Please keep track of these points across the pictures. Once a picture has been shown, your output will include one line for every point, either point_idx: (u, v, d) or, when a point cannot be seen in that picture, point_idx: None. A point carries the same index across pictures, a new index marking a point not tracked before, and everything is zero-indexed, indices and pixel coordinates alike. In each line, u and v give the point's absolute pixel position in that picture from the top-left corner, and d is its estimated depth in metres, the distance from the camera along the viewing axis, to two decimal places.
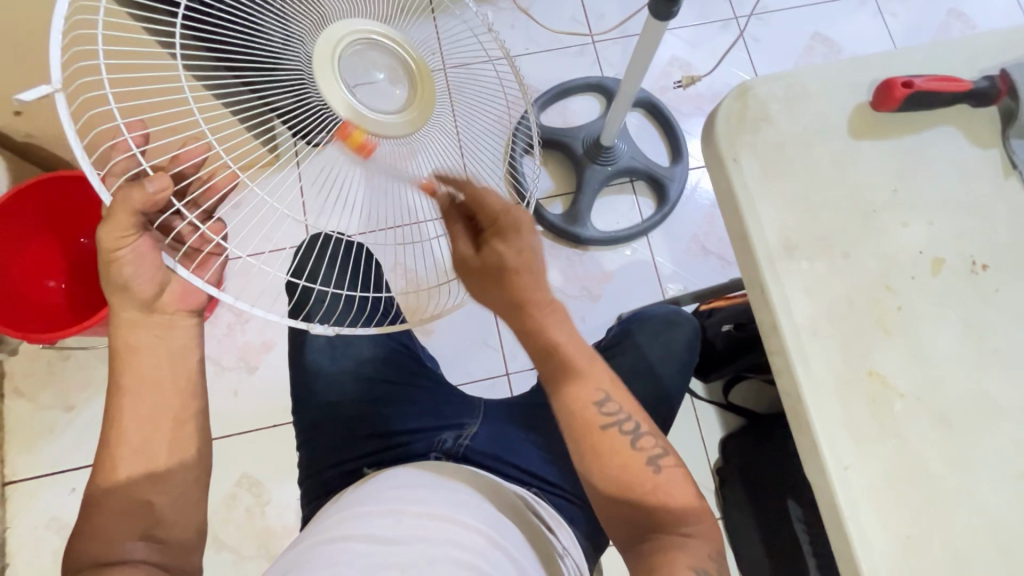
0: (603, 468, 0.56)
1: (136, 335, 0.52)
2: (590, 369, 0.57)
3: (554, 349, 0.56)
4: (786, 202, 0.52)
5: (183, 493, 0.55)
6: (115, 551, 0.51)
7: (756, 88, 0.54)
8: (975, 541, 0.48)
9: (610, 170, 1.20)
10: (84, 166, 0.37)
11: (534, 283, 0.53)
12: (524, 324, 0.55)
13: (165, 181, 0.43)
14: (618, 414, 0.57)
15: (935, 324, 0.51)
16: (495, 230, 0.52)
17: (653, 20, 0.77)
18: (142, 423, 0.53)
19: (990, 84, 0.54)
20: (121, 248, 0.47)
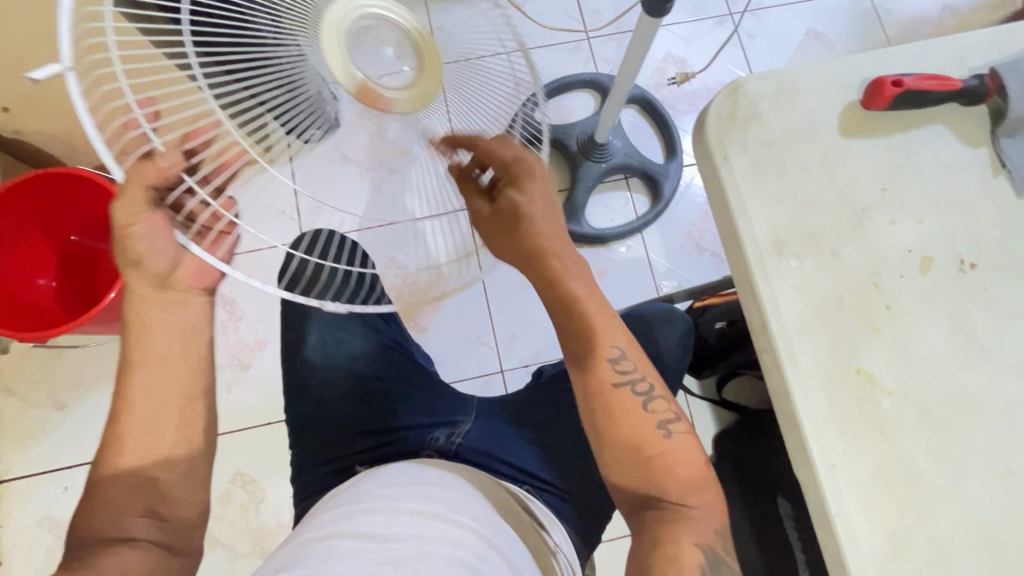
0: (615, 426, 0.57)
1: (153, 310, 0.51)
2: (605, 326, 0.58)
3: (574, 302, 0.57)
4: (776, 200, 0.52)
5: (187, 474, 0.55)
6: (121, 525, 0.52)
7: (747, 85, 0.54)
8: (960, 538, 0.48)
9: (605, 167, 1.20)
10: (96, 147, 0.36)
11: (554, 231, 0.57)
12: (547, 275, 0.57)
13: (178, 157, 0.42)
14: (631, 372, 0.57)
15: (923, 323, 0.52)
16: (510, 178, 0.53)
17: (645, 16, 0.76)
18: (154, 404, 0.52)
19: (979, 83, 0.54)
20: (132, 225, 0.45)
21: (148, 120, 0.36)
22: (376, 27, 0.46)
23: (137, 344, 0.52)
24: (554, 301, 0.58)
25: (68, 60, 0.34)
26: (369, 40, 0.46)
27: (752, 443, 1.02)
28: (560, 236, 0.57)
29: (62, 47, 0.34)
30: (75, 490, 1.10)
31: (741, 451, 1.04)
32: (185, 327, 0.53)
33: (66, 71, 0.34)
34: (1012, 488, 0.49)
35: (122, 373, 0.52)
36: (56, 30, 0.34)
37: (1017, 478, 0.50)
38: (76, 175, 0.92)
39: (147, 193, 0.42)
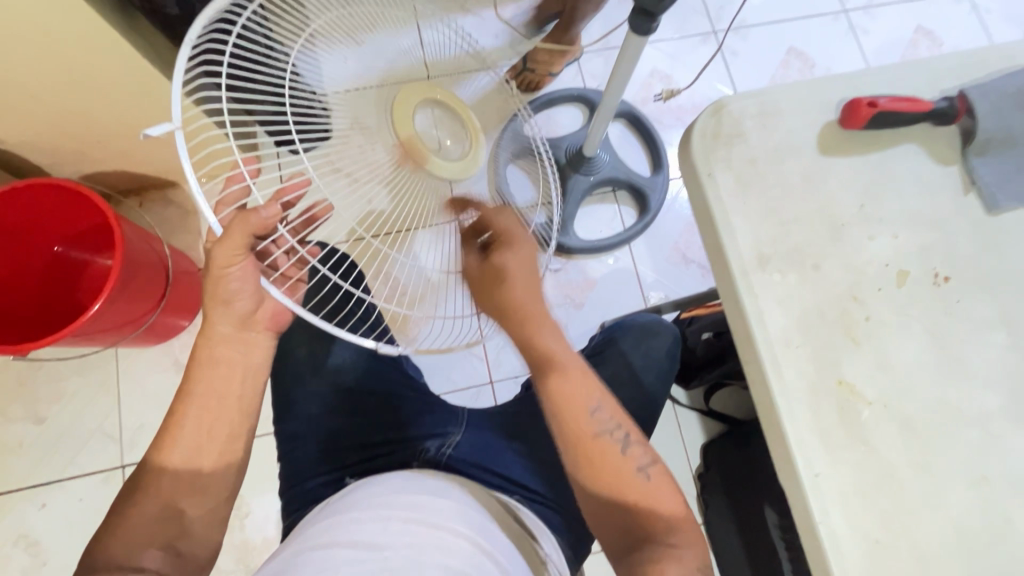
0: (595, 474, 0.60)
1: (223, 349, 0.58)
2: (585, 381, 0.63)
3: (552, 357, 0.64)
4: (760, 216, 0.54)
5: (209, 511, 0.58)
6: (136, 556, 0.53)
7: (730, 105, 0.56)
8: (940, 545, 0.49)
9: (593, 179, 1.22)
10: (197, 192, 0.43)
11: (528, 295, 0.63)
12: (524, 334, 0.64)
13: (277, 209, 0.49)
14: (607, 422, 0.62)
15: (901, 335, 0.53)
16: (504, 241, 0.61)
17: (632, 36, 0.79)
18: (203, 431, 0.58)
19: (950, 104, 0.56)
20: (230, 268, 0.52)
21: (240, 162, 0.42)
22: (434, 113, 0.54)
23: (195, 374, 0.58)
24: (534, 360, 0.64)
25: (180, 121, 0.43)
26: (426, 120, 0.54)
27: (739, 454, 1.03)
28: (536, 300, 0.64)
29: (176, 110, 0.42)
30: (52, 507, 1.07)
31: (729, 461, 1.05)
32: (245, 365, 0.60)
33: (176, 130, 0.43)
34: (989, 495, 0.51)
35: (176, 398, 0.58)
36: (172, 98, 0.43)
37: (993, 486, 0.51)
38: (55, 186, 0.91)
39: (247, 240, 0.50)
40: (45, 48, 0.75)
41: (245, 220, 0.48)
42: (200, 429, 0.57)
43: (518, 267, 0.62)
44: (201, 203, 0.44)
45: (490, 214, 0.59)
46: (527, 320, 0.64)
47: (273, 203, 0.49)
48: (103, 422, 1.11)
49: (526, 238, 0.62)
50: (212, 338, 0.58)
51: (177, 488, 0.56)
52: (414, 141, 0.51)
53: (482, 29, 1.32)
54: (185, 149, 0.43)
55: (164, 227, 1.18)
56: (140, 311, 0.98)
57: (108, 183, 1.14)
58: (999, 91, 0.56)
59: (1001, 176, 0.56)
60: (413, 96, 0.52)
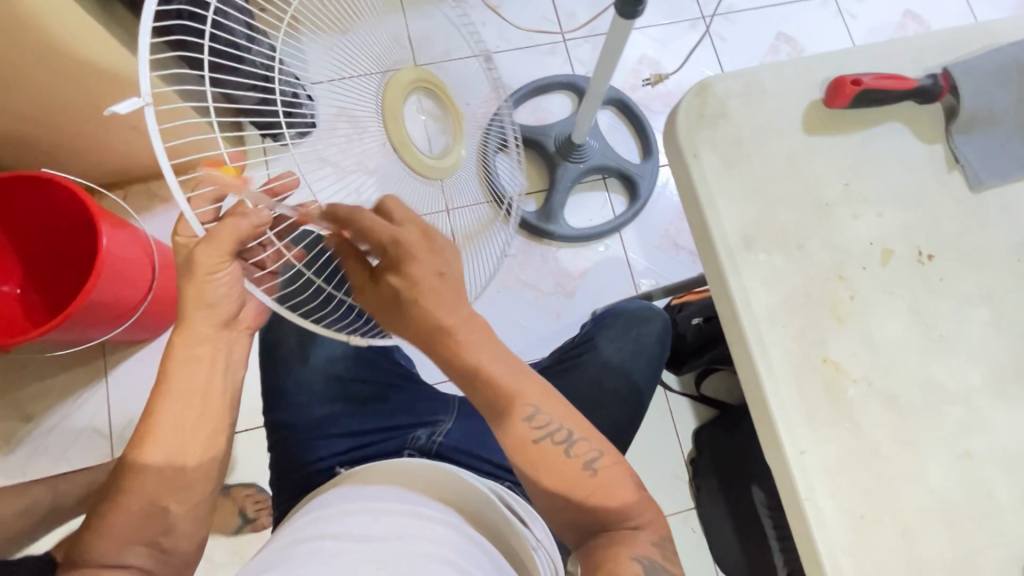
0: (535, 466, 0.57)
1: (199, 347, 0.57)
2: (519, 387, 0.57)
3: (480, 379, 0.57)
4: (745, 197, 0.54)
5: (193, 508, 0.57)
6: (120, 552, 0.54)
7: (715, 85, 0.55)
8: (923, 518, 0.50)
9: (582, 167, 1.21)
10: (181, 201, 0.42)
11: (445, 308, 0.55)
12: (442, 355, 0.56)
13: (268, 215, 0.49)
14: (549, 424, 0.57)
15: (885, 312, 0.54)
16: (392, 260, 0.54)
17: (619, 19, 0.78)
18: (185, 425, 0.56)
19: (934, 82, 0.56)
20: (216, 273, 0.53)
21: (231, 168, 0.42)
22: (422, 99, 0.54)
23: (173, 369, 0.56)
24: (458, 379, 0.58)
25: (148, 95, 0.39)
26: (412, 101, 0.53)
27: (729, 436, 1.05)
28: (455, 309, 0.56)
29: (143, 83, 0.38)
30: None
31: (720, 446, 1.06)
32: (229, 359, 0.59)
33: (147, 105, 0.39)
34: (972, 471, 0.51)
35: (155, 392, 0.57)
36: (139, 68, 0.38)
37: (975, 461, 0.52)
38: (36, 179, 0.90)
39: (234, 244, 0.50)
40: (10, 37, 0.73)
41: (233, 226, 0.49)
42: (179, 426, 0.56)
43: (426, 277, 0.54)
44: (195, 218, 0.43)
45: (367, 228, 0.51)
46: (448, 335, 0.55)
47: (261, 207, 0.50)
48: (90, 419, 1.10)
49: (416, 246, 0.53)
50: (192, 337, 0.57)
51: (162, 485, 0.55)
52: (394, 108, 0.51)
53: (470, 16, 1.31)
54: (158, 130, 0.39)
55: (149, 220, 1.17)
56: (131, 295, 0.97)
57: (91, 176, 1.12)
58: (983, 68, 0.56)
59: (985, 153, 0.56)
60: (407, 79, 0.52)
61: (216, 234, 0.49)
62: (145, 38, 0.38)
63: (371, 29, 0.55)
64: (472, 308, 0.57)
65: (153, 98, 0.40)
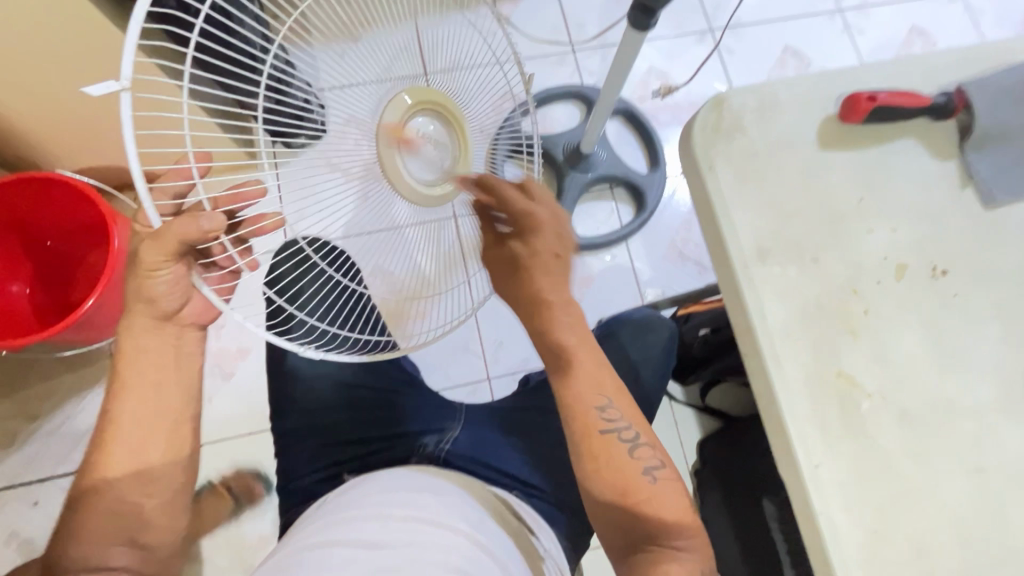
0: (597, 470, 0.58)
1: (145, 340, 0.56)
2: (593, 372, 0.60)
3: (564, 350, 0.59)
4: (759, 210, 0.54)
5: (167, 499, 0.57)
6: (98, 555, 0.54)
7: (730, 99, 0.56)
8: (937, 534, 0.50)
9: (589, 177, 1.22)
10: (143, 202, 0.40)
11: (551, 284, 0.58)
12: (536, 324, 0.59)
13: (219, 220, 0.48)
14: (618, 421, 0.59)
15: (898, 327, 0.54)
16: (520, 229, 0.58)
17: (632, 31, 0.78)
18: (145, 420, 0.56)
19: (947, 100, 0.57)
20: (159, 270, 0.52)
21: (194, 171, 0.39)
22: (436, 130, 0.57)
23: (125, 367, 0.56)
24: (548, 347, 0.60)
25: (128, 80, 0.38)
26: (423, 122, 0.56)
27: (735, 448, 1.04)
28: (558, 289, 0.59)
29: (125, 67, 0.37)
30: (45, 505, 1.06)
31: (726, 458, 1.06)
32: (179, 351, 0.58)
33: (124, 91, 0.38)
34: (985, 486, 0.51)
35: (110, 390, 0.57)
36: (123, 51, 0.37)
37: (989, 477, 0.52)
38: (46, 180, 0.90)
39: (180, 245, 0.49)
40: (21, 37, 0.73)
41: (180, 226, 0.47)
42: (138, 423, 0.56)
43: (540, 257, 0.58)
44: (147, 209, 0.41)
45: (502, 195, 0.56)
46: (546, 309, 0.59)
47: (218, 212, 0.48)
48: (93, 421, 1.09)
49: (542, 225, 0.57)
50: (134, 328, 0.56)
51: (130, 484, 0.56)
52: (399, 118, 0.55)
53: None
54: (130, 119, 0.38)
55: None
56: None
57: (101, 178, 1.12)
58: (996, 86, 0.56)
59: (997, 170, 0.56)
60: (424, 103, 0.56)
61: (164, 232, 0.47)
62: (134, 28, 0.38)
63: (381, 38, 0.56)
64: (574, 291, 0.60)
65: (131, 82, 0.38)
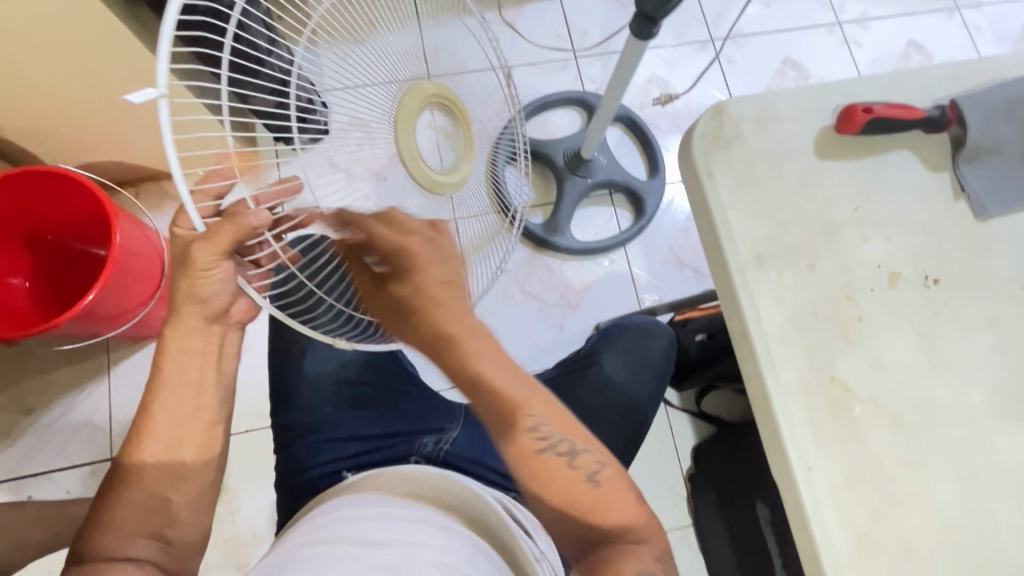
0: (541, 486, 0.61)
1: (189, 340, 0.57)
2: (526, 397, 0.63)
3: (479, 380, 0.62)
4: (757, 217, 0.55)
5: (195, 498, 0.58)
6: (124, 547, 0.54)
7: (731, 108, 0.57)
8: (927, 537, 0.51)
9: (589, 182, 1.23)
10: (188, 200, 0.40)
11: (451, 318, 0.59)
12: (449, 361, 0.61)
13: (266, 216, 0.48)
14: (551, 437, 0.61)
15: (891, 333, 0.55)
16: (398, 270, 0.56)
17: (634, 40, 0.80)
18: (182, 418, 0.58)
19: (941, 113, 0.58)
20: (209, 271, 0.52)
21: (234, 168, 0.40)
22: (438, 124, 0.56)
23: (166, 365, 0.57)
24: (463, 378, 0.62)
25: (164, 86, 0.38)
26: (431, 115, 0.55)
27: (730, 453, 1.05)
28: (461, 319, 0.61)
29: (161, 73, 0.37)
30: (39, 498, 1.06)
31: (720, 462, 1.07)
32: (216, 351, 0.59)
33: (161, 96, 0.38)
34: (974, 492, 0.52)
35: (149, 386, 0.58)
36: (157, 59, 0.38)
37: (977, 482, 0.53)
38: (51, 174, 0.91)
39: (231, 243, 0.49)
40: (31, 28, 0.74)
41: (232, 227, 0.48)
42: (175, 421, 0.58)
43: (438, 286, 0.58)
44: (191, 212, 0.42)
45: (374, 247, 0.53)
46: (450, 343, 0.60)
47: (262, 207, 0.48)
48: (91, 415, 1.09)
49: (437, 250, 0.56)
50: (181, 330, 0.56)
51: (162, 480, 0.57)
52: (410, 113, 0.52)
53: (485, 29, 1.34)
54: (169, 122, 0.38)
55: (159, 218, 1.18)
56: (139, 292, 0.98)
57: (106, 173, 1.13)
58: (990, 100, 0.58)
59: (989, 182, 0.57)
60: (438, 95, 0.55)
61: (217, 233, 0.48)
62: (167, 29, 0.37)
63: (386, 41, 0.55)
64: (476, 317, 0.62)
65: (167, 88, 0.38)
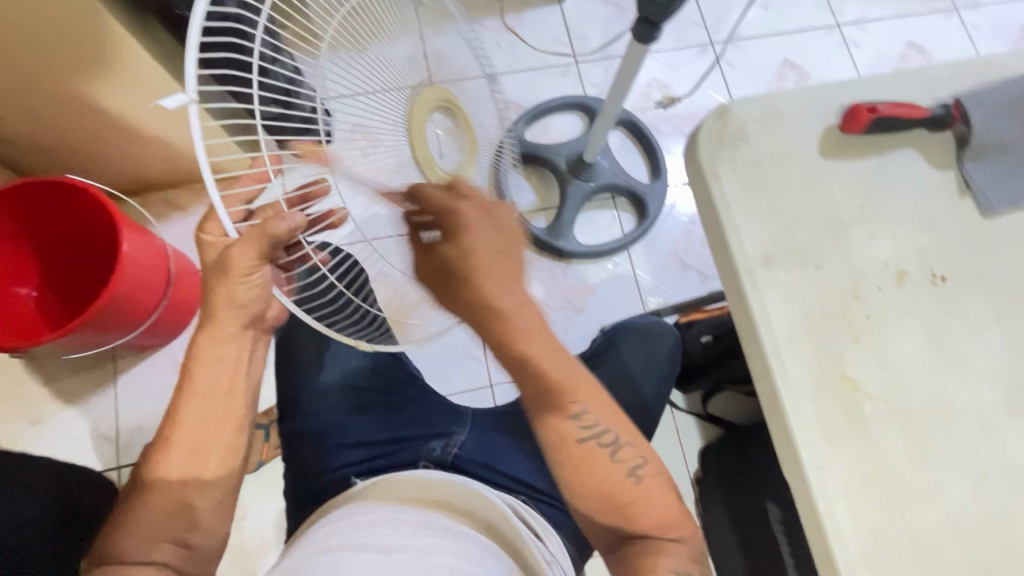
0: (588, 484, 0.60)
1: (220, 347, 0.58)
2: (573, 381, 0.61)
3: (527, 360, 0.59)
4: (763, 217, 0.55)
5: (217, 505, 0.58)
6: (146, 550, 0.54)
7: (734, 109, 0.58)
8: (941, 535, 0.51)
9: (592, 186, 1.24)
10: (218, 206, 0.41)
11: (499, 289, 0.57)
12: (494, 334, 0.59)
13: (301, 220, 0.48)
14: (596, 427, 0.61)
15: (900, 331, 0.55)
16: (448, 235, 0.54)
17: (636, 44, 0.80)
18: (208, 427, 0.58)
19: (945, 112, 0.58)
20: (250, 276, 0.54)
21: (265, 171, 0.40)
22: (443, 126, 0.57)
23: (197, 372, 0.58)
24: (510, 357, 0.60)
25: (194, 93, 0.37)
26: (436, 119, 0.56)
27: (738, 455, 1.05)
28: (511, 293, 0.58)
29: (191, 79, 0.37)
30: None
31: (728, 465, 1.06)
32: (241, 359, 0.59)
33: (191, 104, 0.37)
34: (987, 490, 0.52)
35: (178, 392, 0.58)
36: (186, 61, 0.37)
37: (990, 479, 0.52)
38: (59, 184, 0.92)
39: (268, 246, 0.50)
40: (37, 40, 0.75)
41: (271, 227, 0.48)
42: (201, 428, 0.57)
43: (482, 254, 0.56)
44: (222, 217, 0.42)
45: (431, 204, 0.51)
46: (499, 315, 0.58)
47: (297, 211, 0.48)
48: (99, 424, 1.10)
49: (483, 223, 0.55)
50: (216, 337, 0.57)
51: (186, 486, 0.57)
52: (419, 124, 0.54)
53: (486, 36, 1.35)
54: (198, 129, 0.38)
55: (165, 227, 1.18)
56: (147, 299, 0.98)
57: (112, 182, 1.14)
58: (993, 98, 0.58)
59: (994, 180, 0.57)
60: (438, 96, 0.57)
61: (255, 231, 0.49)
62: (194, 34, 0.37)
63: (389, 45, 0.55)
64: (525, 294, 0.60)
65: (197, 95, 0.38)
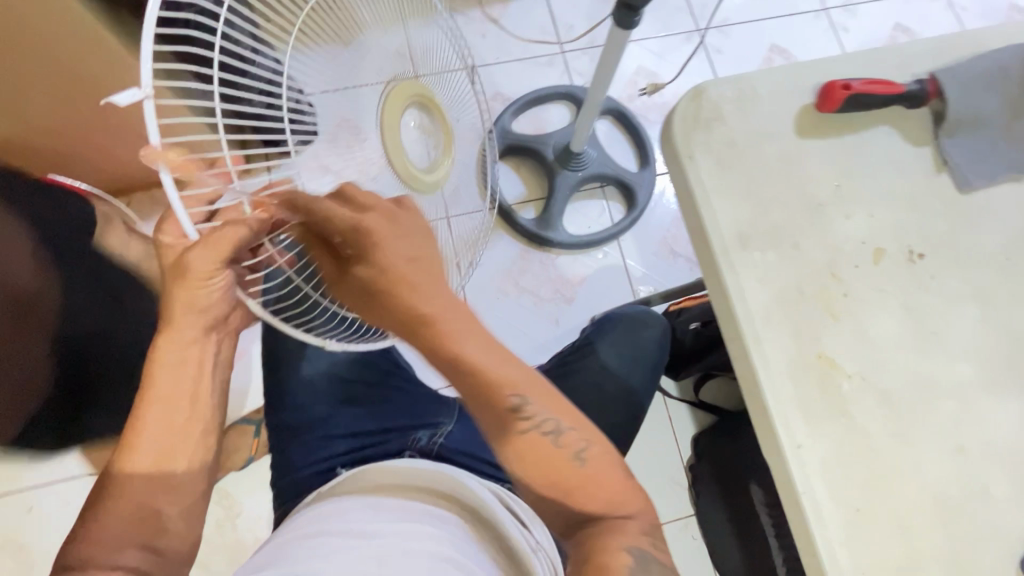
0: (523, 465, 0.57)
1: (182, 348, 0.56)
2: (514, 373, 0.57)
3: (461, 364, 0.55)
4: (739, 198, 0.55)
5: (187, 507, 0.59)
6: (113, 555, 0.55)
7: (710, 90, 0.57)
8: (920, 510, 0.51)
9: (580, 175, 1.23)
10: (181, 211, 0.39)
11: (421, 295, 0.53)
12: (424, 345, 0.55)
13: (266, 216, 0.47)
14: (538, 415, 0.57)
15: (878, 310, 0.55)
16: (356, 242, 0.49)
17: (615, 29, 0.80)
18: (170, 432, 0.57)
19: (921, 87, 0.58)
20: (207, 281, 0.51)
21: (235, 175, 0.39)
22: (420, 119, 0.55)
23: (156, 375, 0.56)
24: (442, 365, 0.56)
25: (151, 89, 0.35)
26: (414, 113, 0.55)
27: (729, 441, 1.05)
28: (433, 295, 0.53)
29: (146, 74, 0.34)
30: (41, 511, 1.06)
31: (719, 450, 1.07)
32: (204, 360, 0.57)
33: (148, 99, 0.35)
34: (965, 465, 0.52)
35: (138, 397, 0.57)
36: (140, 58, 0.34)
37: (969, 454, 0.52)
38: None
39: (232, 250, 0.48)
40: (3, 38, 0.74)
41: (232, 234, 0.47)
42: (164, 433, 0.56)
43: (400, 259, 0.51)
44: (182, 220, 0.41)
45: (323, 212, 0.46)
46: (426, 325, 0.53)
47: (259, 208, 0.47)
48: None
49: (393, 222, 0.50)
50: (176, 339, 0.55)
51: (152, 490, 0.57)
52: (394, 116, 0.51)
53: (470, 27, 1.34)
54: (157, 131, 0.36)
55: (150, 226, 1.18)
56: None
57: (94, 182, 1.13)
58: (970, 73, 0.57)
59: (972, 155, 0.57)
60: (415, 90, 0.54)
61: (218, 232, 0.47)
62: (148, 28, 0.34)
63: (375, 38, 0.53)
64: (452, 294, 0.55)
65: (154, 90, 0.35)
